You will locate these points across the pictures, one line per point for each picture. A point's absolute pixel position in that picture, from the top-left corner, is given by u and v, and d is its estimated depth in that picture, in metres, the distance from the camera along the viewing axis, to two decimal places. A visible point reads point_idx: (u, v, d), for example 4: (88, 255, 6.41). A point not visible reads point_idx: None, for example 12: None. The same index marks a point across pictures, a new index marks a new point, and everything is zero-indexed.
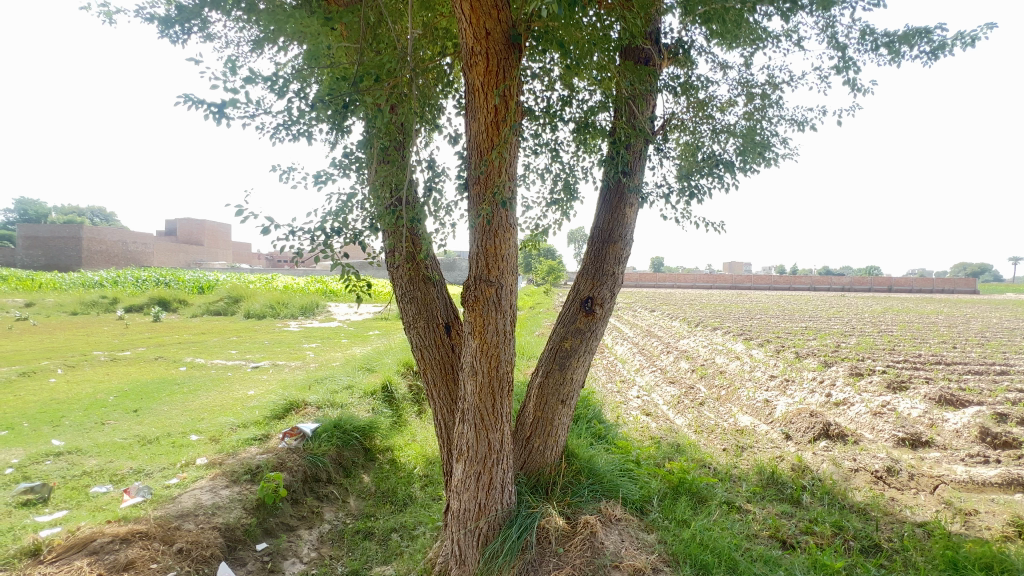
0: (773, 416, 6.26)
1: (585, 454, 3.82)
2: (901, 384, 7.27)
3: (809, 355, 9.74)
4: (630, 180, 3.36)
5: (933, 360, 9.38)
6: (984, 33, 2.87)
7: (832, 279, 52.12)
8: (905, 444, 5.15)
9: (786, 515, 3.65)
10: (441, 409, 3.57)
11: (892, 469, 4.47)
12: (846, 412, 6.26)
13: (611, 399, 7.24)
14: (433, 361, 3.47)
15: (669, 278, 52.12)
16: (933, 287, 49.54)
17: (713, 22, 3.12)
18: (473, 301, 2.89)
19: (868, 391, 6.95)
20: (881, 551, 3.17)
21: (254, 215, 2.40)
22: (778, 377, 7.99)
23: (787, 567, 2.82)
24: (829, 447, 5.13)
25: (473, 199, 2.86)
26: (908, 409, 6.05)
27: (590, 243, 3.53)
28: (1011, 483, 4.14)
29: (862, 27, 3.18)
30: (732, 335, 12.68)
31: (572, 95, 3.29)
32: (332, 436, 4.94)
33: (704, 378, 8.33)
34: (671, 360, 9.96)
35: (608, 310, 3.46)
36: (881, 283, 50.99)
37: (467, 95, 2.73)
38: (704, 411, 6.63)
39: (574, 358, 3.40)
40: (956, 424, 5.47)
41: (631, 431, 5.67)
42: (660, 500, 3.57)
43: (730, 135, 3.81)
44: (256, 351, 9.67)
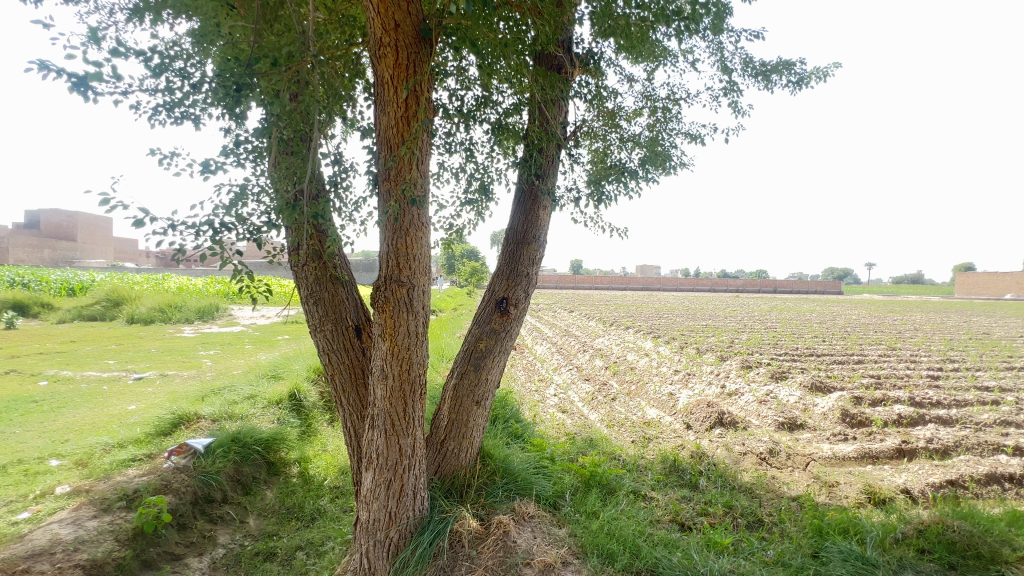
0: (676, 407, 6.75)
1: (501, 454, 3.84)
2: (782, 374, 8.19)
3: (707, 350, 10.67)
4: (543, 183, 3.44)
5: (807, 353, 10.70)
6: (830, 71, 3.40)
7: (728, 281, 57.76)
8: (784, 427, 5.81)
9: (685, 500, 3.94)
10: (351, 415, 3.40)
11: (773, 450, 5.00)
12: (737, 401, 6.91)
13: (530, 398, 7.37)
14: (342, 366, 3.29)
15: (586, 279, 54.58)
16: (807, 288, 56.77)
17: (620, 37, 3.29)
18: (383, 303, 2.78)
19: (755, 381, 7.77)
20: (763, 525, 3.53)
21: (122, 205, 2.09)
22: (681, 371, 8.65)
23: (684, 548, 3.00)
24: (722, 434, 5.64)
25: (383, 195, 2.76)
26: (787, 397, 6.82)
27: (504, 245, 3.56)
28: (865, 457, 4.82)
29: (744, 56, 3.56)
30: (642, 333, 13.56)
31: (486, 95, 3.28)
32: (228, 452, 4.49)
33: (616, 375, 8.79)
34: (586, 358, 10.39)
35: (523, 310, 3.50)
36: (769, 283, 57.22)
37: (376, 87, 2.63)
38: (616, 406, 6.98)
39: (489, 359, 3.41)
40: (823, 408, 6.26)
41: (547, 428, 5.81)
42: (572, 495, 3.69)
43: (635, 145, 4.12)
44: (140, 361, 8.58)
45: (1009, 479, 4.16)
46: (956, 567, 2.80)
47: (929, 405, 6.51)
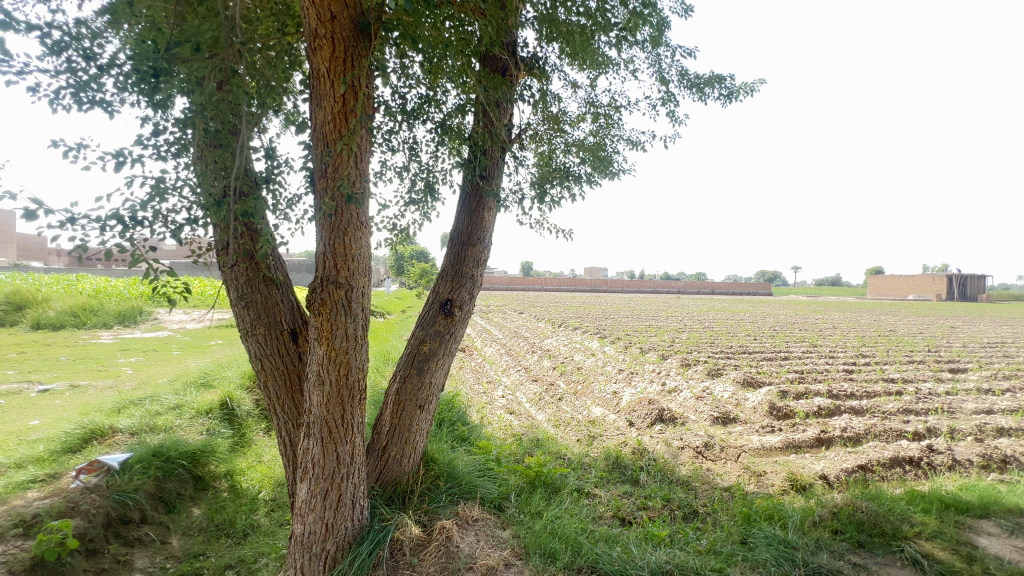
0: (619, 405, 6.96)
1: (445, 458, 3.79)
2: (718, 371, 8.66)
3: (650, 350, 11.10)
4: (488, 185, 3.43)
5: (740, 350, 11.39)
6: (757, 86, 3.66)
7: (670, 283, 60.37)
8: (718, 422, 6.14)
9: (626, 495, 4.05)
10: (286, 423, 3.23)
11: (708, 444, 5.27)
12: (677, 398, 7.22)
13: (478, 400, 7.34)
14: (276, 371, 3.12)
15: (536, 281, 55.29)
16: (740, 290, 60.50)
17: (564, 42, 3.35)
18: (320, 305, 2.67)
19: (693, 379, 8.16)
20: (698, 515, 3.70)
21: (12, 195, 1.87)
22: (625, 370, 8.93)
23: (623, 542, 3.08)
24: (662, 429, 5.87)
25: (319, 192, 2.64)
26: (721, 393, 7.22)
27: (448, 246, 3.52)
28: (789, 446, 5.18)
29: (681, 68, 3.75)
30: (589, 333, 13.91)
31: (430, 94, 3.23)
32: (147, 467, 4.12)
33: (563, 375, 8.94)
34: (535, 359, 10.51)
35: (467, 312, 3.47)
36: (708, 285, 60.42)
37: (312, 80, 2.52)
38: (562, 406, 7.10)
39: (433, 362, 3.35)
40: (753, 402, 6.68)
41: (495, 430, 5.81)
42: (517, 496, 3.70)
43: (579, 150, 4.22)
44: (46, 371, 7.75)
45: (909, 461, 4.60)
46: (865, 544, 3.04)
47: (843, 397, 7.11)
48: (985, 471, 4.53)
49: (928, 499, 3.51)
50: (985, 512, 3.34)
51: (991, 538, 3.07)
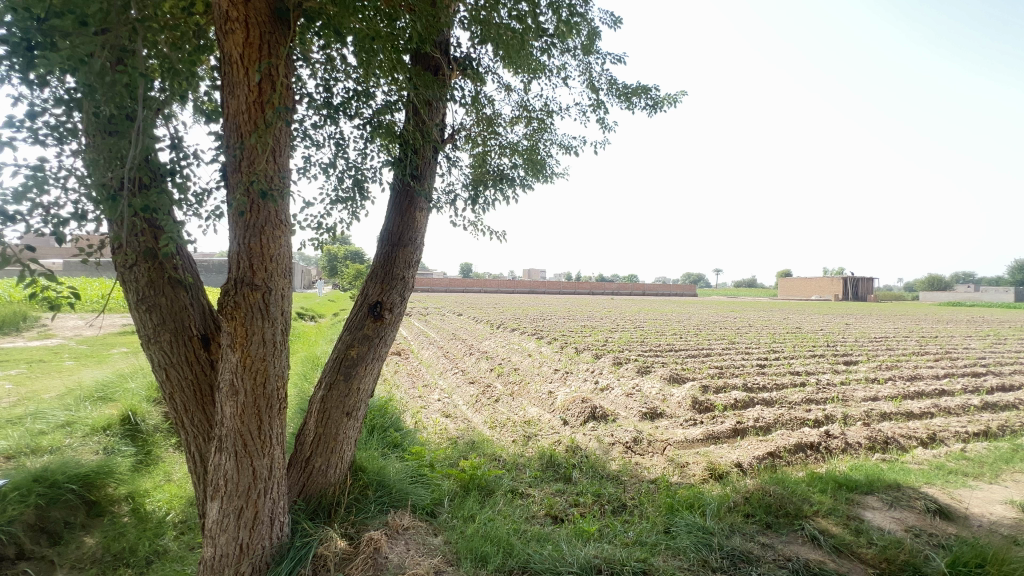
0: (554, 404, 7.10)
1: (375, 466, 3.66)
2: (647, 369, 9.09)
3: (585, 349, 11.44)
4: (419, 185, 3.36)
5: (667, 348, 12.05)
6: (680, 98, 3.89)
7: (604, 285, 62.56)
8: (647, 417, 6.44)
9: (559, 493, 4.13)
10: (196, 438, 2.97)
11: (636, 439, 5.51)
12: (609, 395, 7.49)
13: (413, 404, 7.17)
14: (183, 382, 2.85)
15: (475, 283, 55.19)
16: (668, 291, 64.03)
17: (498, 44, 3.36)
18: (232, 309, 2.47)
19: (624, 376, 8.51)
20: (626, 508, 3.85)
21: None
22: (560, 370, 9.14)
23: (554, 540, 3.13)
24: (595, 426, 6.06)
25: (231, 187, 2.46)
26: (649, 390, 7.57)
27: (379, 247, 3.41)
28: (709, 438, 5.54)
29: (610, 77, 3.89)
30: (527, 334, 14.08)
31: (359, 88, 3.11)
32: (27, 494, 3.60)
33: (500, 376, 8.98)
34: (473, 361, 10.47)
35: (398, 315, 3.37)
36: (640, 286, 63.33)
37: (224, 66, 2.33)
38: (499, 407, 7.12)
39: (361, 367, 3.22)
40: (678, 397, 7.08)
41: (430, 434, 5.71)
42: (451, 501, 3.65)
43: (513, 153, 4.26)
44: None
45: (810, 446, 5.08)
46: (772, 525, 3.30)
47: (756, 390, 7.72)
48: (871, 451, 5.10)
49: (824, 480, 3.88)
50: (871, 488, 3.75)
51: (874, 511, 3.44)
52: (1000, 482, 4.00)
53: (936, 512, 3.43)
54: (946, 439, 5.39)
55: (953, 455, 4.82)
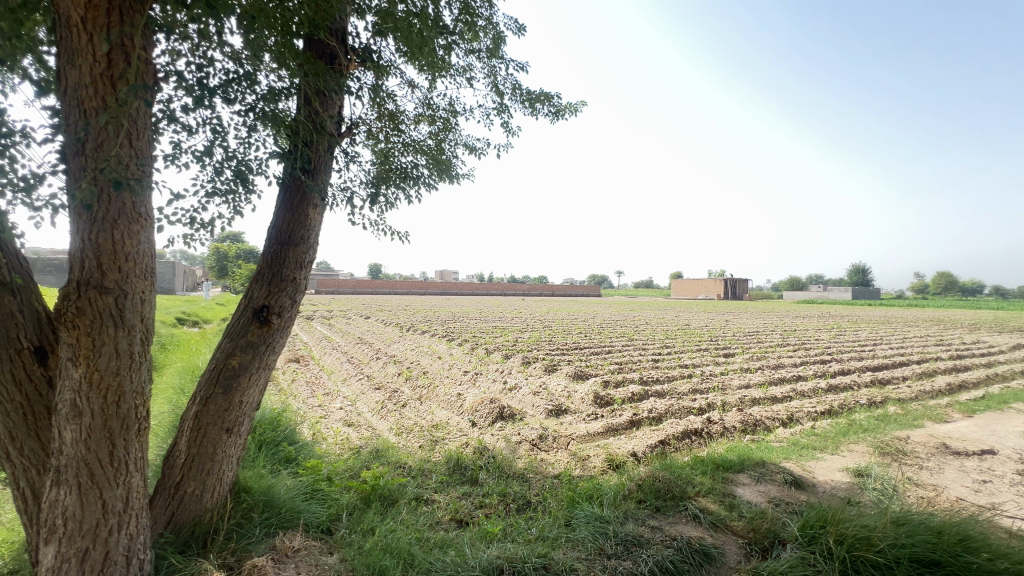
0: (463, 406, 7.06)
1: (262, 485, 3.35)
2: (554, 367, 9.41)
3: (495, 350, 11.56)
4: (312, 180, 3.14)
5: (573, 347, 12.60)
6: (580, 108, 4.07)
7: (515, 287, 63.78)
8: (552, 414, 6.66)
9: (465, 496, 4.09)
10: (27, 471, 2.48)
11: (542, 436, 5.66)
12: (517, 394, 7.63)
13: (311, 415, 6.68)
14: (8, 404, 2.36)
15: (384, 284, 53.26)
16: (574, 292, 67.03)
17: (401, 37, 3.25)
18: (74, 317, 2.10)
19: (532, 375, 8.72)
20: (530, 505, 3.93)
21: None
22: (470, 372, 9.12)
23: (457, 545, 3.09)
24: (502, 426, 6.13)
25: (72, 173, 2.09)
26: (555, 387, 7.85)
27: (266, 245, 3.12)
28: (608, 431, 5.86)
29: (514, 82, 3.97)
30: (437, 336, 13.88)
31: (241, 71, 2.81)
32: None
33: (408, 380, 8.73)
34: (379, 365, 10.06)
35: (288, 320, 3.11)
36: (549, 287, 65.59)
37: (61, 28, 1.98)
38: (406, 412, 6.91)
39: (244, 378, 2.93)
40: (582, 393, 7.41)
41: (329, 446, 5.36)
42: (350, 515, 3.45)
43: (416, 151, 4.18)
44: None
45: (695, 432, 5.60)
46: (661, 508, 3.57)
47: (651, 383, 8.34)
48: (743, 433, 5.75)
49: (706, 463, 4.30)
50: (742, 467, 4.22)
51: (745, 487, 3.87)
52: (839, 453, 4.73)
53: (791, 483, 3.95)
54: (801, 418, 6.25)
55: (806, 432, 5.60)
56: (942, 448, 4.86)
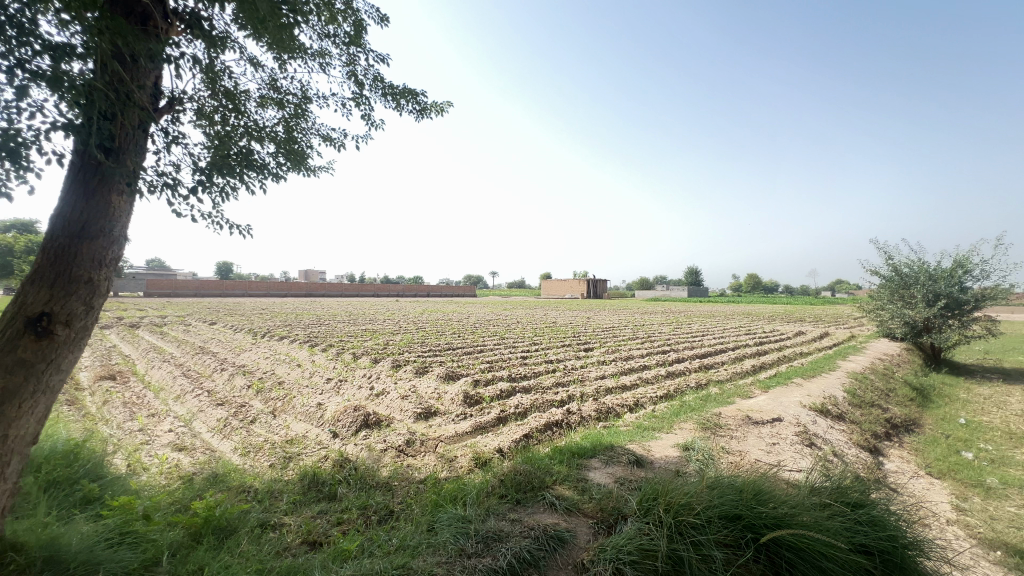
0: (324, 417, 6.54)
1: (43, 539, 2.67)
2: (425, 369, 9.26)
3: (363, 354, 10.97)
4: (118, 162, 2.61)
5: (446, 347, 12.55)
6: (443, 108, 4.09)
7: (389, 287, 61.45)
8: (421, 417, 6.53)
9: (320, 515, 3.78)
10: None
11: (409, 441, 5.51)
12: (384, 400, 7.32)
13: (128, 442, 5.56)
14: None
15: (235, 284, 47.16)
16: (450, 292, 66.97)
17: (240, 9, 2.90)
18: None
19: (401, 379, 8.46)
20: (393, 515, 3.79)
21: None
22: (333, 379, 8.50)
23: (306, 570, 2.83)
24: (367, 435, 5.81)
25: None
26: (424, 390, 7.72)
27: (46, 237, 2.49)
28: (475, 430, 5.94)
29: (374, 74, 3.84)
30: (297, 342, 12.70)
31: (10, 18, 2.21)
32: None
33: (259, 392, 7.82)
34: (224, 378, 8.84)
35: (78, 330, 2.54)
36: (424, 288, 64.52)
37: None
38: (254, 429, 6.16)
39: (8, 407, 2.30)
40: (452, 394, 7.40)
41: (151, 476, 4.52)
42: (172, 557, 2.93)
43: (262, 138, 3.83)
44: None
45: (556, 424, 5.97)
46: (520, 500, 3.71)
47: (518, 379, 8.68)
48: (597, 420, 6.30)
49: (563, 452, 4.61)
50: (594, 452, 4.60)
51: (596, 471, 4.23)
52: (673, 431, 5.44)
53: (633, 462, 4.42)
54: (644, 402, 7.07)
55: (648, 415, 6.35)
56: (746, 419, 5.90)
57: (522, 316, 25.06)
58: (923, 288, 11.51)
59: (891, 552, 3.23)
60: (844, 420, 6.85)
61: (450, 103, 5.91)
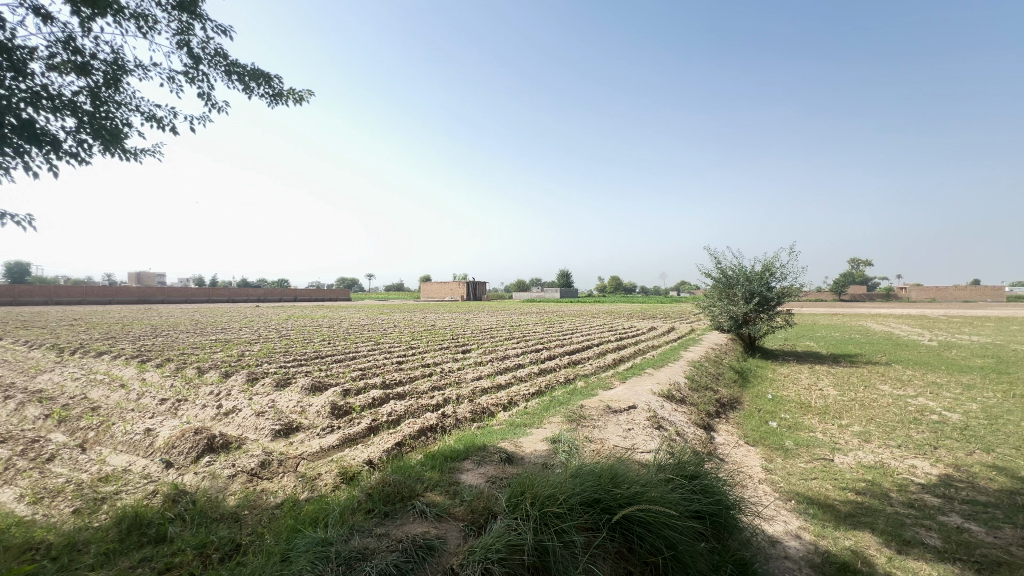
0: (154, 445, 5.52)
1: None
2: (286, 381, 8.40)
3: (210, 368, 9.56)
4: None
5: (314, 356, 11.57)
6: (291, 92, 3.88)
7: (248, 291, 54.86)
8: (280, 435, 5.90)
9: (142, 564, 3.16)
10: None
11: (264, 462, 4.92)
12: (235, 419, 6.46)
13: None
14: None
15: (34, 289, 37.96)
16: (322, 296, 62.15)
17: None
18: None
19: (257, 394, 7.56)
20: (240, 550, 3.34)
21: None
22: (168, 400, 7.25)
23: None
24: (211, 461, 5.06)
25: None
26: (285, 405, 6.98)
27: None
28: (343, 443, 5.56)
29: None
30: (121, 358, 10.60)
31: None
32: None
33: (63, 423, 6.32)
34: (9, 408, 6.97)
35: None
36: (290, 292, 58.91)
37: None
38: (53, 468, 4.95)
39: None
40: (317, 406, 6.83)
41: None
42: None
43: (57, 108, 3.17)
44: None
45: (430, 429, 5.86)
46: (389, 513, 3.55)
47: (393, 385, 8.36)
48: (472, 422, 6.33)
49: (436, 457, 4.53)
50: (466, 454, 4.60)
51: (468, 473, 4.23)
52: (543, 426, 5.70)
53: (505, 460, 4.51)
54: (517, 400, 7.31)
55: (520, 412, 6.57)
56: (606, 409, 6.43)
57: (400, 321, 24.27)
58: (743, 287, 13.79)
59: (717, 513, 3.77)
60: (685, 403, 7.87)
61: (310, 91, 5.53)
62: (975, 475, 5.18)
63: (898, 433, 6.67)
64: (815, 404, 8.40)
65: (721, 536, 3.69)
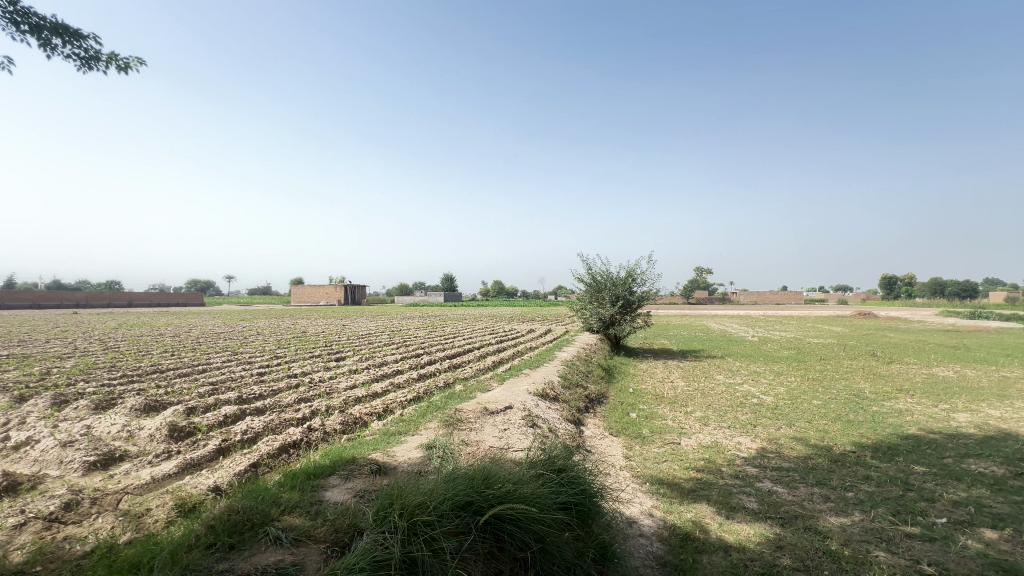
0: None
1: None
2: (109, 402, 7.00)
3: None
4: None
5: (150, 370, 9.83)
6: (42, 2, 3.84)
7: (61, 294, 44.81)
8: (96, 468, 4.87)
9: None
10: None
11: (71, 503, 4.01)
12: (29, 453, 5.17)
13: None
14: None
15: None
16: (166, 300, 53.46)
17: None
18: None
19: (65, 421, 6.17)
20: None
21: None
22: None
23: None
24: None
25: None
26: (104, 431, 5.79)
27: None
28: (181, 471, 4.79)
29: None
30: None
31: None
32: None
33: None
34: None
35: None
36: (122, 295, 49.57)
37: None
38: None
39: None
40: (149, 430, 5.80)
41: None
42: None
43: None
44: None
45: (293, 445, 5.34)
46: (235, 545, 3.12)
47: (251, 400, 7.46)
48: (342, 434, 5.93)
49: (296, 476, 4.13)
50: (332, 470, 4.27)
51: (333, 489, 3.93)
52: (418, 433, 5.56)
53: (375, 472, 4.29)
54: (393, 408, 7.04)
55: (395, 420, 6.33)
56: (483, 411, 6.50)
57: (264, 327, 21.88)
58: (610, 291, 15.09)
59: (582, 503, 4.02)
60: (558, 401, 8.30)
61: (142, 60, 4.73)
62: (781, 446, 6.30)
63: (728, 416, 7.85)
64: (667, 395, 9.48)
65: (585, 524, 3.93)
